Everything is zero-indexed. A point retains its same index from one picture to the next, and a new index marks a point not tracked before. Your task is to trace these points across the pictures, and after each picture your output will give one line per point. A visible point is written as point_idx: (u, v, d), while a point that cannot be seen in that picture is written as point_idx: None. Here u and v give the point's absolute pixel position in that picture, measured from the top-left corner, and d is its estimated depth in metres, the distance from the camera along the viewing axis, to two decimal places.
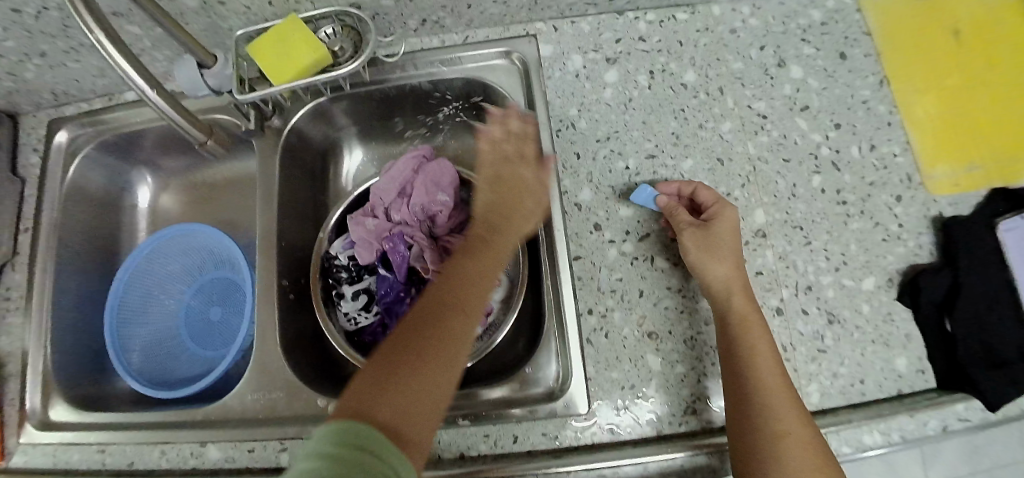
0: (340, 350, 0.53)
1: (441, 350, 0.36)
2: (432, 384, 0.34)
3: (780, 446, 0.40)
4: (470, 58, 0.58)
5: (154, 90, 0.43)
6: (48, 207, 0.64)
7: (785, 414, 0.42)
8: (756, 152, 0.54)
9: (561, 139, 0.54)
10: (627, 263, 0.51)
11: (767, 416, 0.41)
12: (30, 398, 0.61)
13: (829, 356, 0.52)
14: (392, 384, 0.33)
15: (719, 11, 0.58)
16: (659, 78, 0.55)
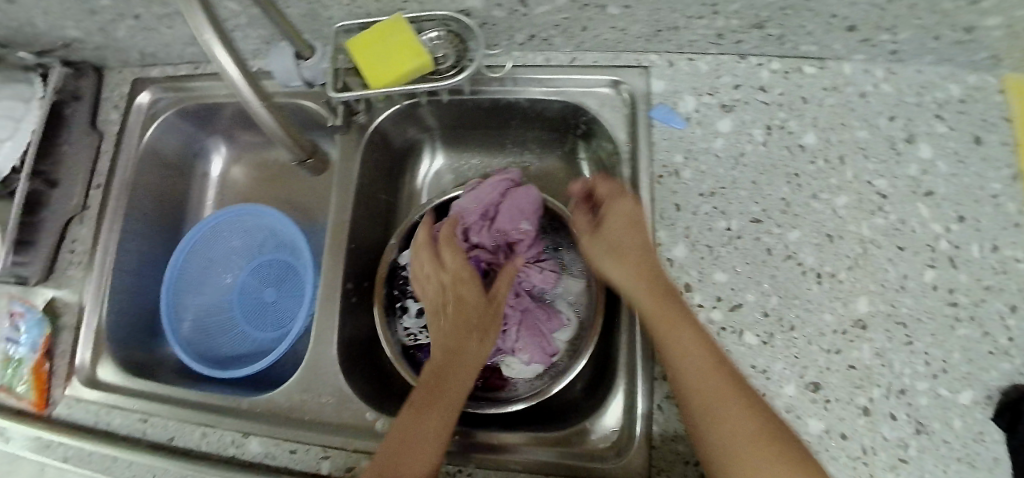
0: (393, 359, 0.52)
1: (444, 406, 0.43)
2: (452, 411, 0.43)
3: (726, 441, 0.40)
4: (576, 82, 0.54)
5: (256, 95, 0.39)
6: (123, 167, 0.64)
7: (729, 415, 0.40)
8: (870, 235, 0.50)
9: (662, 187, 0.50)
10: (714, 332, 0.48)
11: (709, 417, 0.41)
12: (81, 354, 0.62)
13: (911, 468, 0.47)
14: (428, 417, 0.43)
15: (850, 70, 0.53)
16: (776, 135, 0.51)
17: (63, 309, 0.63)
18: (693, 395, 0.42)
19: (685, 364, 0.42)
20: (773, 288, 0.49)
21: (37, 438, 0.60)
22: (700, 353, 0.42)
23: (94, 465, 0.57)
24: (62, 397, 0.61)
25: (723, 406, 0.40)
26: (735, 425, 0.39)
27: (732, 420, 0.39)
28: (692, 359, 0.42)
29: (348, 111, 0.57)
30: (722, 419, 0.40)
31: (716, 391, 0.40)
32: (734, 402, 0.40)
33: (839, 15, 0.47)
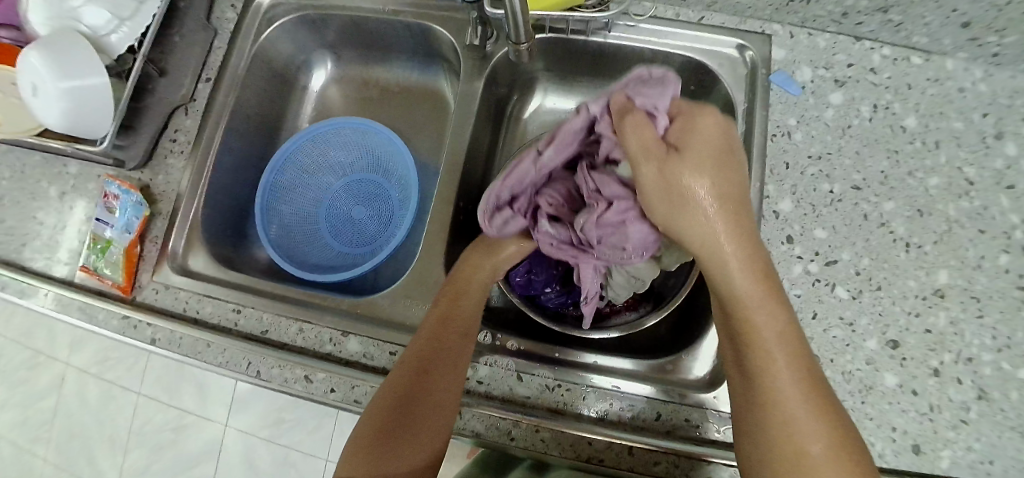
0: None
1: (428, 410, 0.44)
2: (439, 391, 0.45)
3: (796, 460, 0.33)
4: (706, 40, 0.60)
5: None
6: (236, 65, 0.67)
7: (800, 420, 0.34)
8: (956, 216, 0.54)
9: (774, 144, 0.56)
10: (809, 282, 0.53)
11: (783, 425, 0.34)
12: (175, 240, 0.63)
13: (970, 428, 0.49)
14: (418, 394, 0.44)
15: (952, 66, 0.58)
16: (881, 113, 0.57)
17: (159, 197, 0.65)
18: (761, 376, 0.35)
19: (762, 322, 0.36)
20: (865, 250, 0.53)
21: (125, 316, 0.60)
22: (782, 333, 0.36)
23: (183, 349, 0.57)
24: (148, 281, 0.62)
25: (788, 402, 0.34)
26: (804, 428, 0.34)
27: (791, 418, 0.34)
28: (772, 332, 0.36)
29: (484, 36, 0.62)
30: (793, 408, 0.34)
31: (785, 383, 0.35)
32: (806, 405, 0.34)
33: (958, 10, 0.51)
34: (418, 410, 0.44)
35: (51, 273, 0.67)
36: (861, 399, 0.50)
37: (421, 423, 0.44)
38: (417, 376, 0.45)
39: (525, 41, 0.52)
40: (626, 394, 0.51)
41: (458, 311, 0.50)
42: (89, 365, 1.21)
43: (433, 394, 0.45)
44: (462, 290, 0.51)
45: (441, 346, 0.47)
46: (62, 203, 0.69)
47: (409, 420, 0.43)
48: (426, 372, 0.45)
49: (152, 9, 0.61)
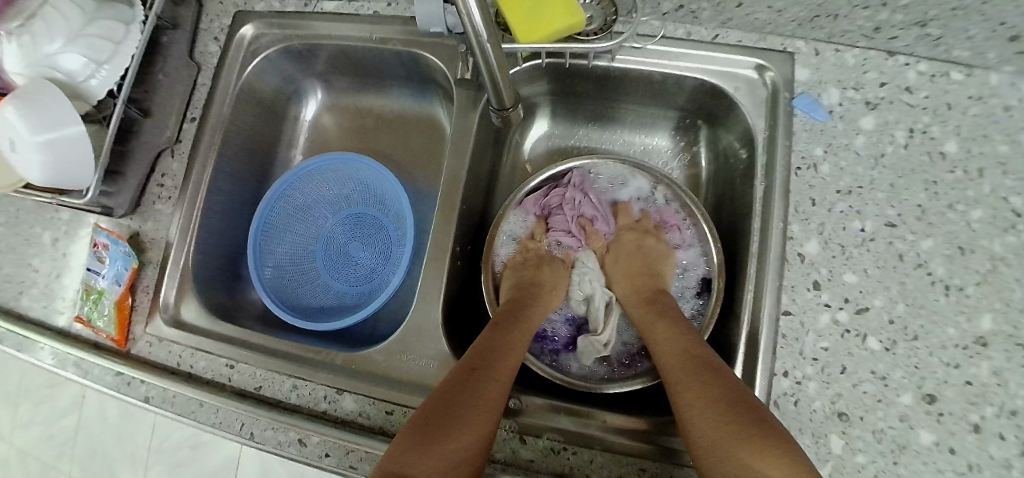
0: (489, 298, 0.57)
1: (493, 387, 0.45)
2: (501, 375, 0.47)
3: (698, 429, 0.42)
4: (722, 61, 0.55)
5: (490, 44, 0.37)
6: (221, 103, 0.63)
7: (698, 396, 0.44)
8: (1002, 252, 0.49)
9: (798, 178, 0.51)
10: (837, 333, 0.48)
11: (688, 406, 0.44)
12: (167, 290, 0.61)
13: None
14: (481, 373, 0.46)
15: (998, 81, 0.52)
16: (917, 139, 0.51)
17: (149, 244, 0.63)
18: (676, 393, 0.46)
19: (664, 352, 0.51)
20: (901, 295, 0.49)
21: (120, 373, 0.59)
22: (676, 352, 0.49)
23: (178, 408, 0.56)
24: (143, 334, 0.61)
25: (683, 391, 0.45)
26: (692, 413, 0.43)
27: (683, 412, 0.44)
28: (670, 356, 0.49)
29: (475, 67, 0.58)
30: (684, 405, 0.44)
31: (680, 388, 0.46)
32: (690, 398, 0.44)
33: (1008, 23, 0.45)
34: (471, 407, 0.43)
35: (49, 323, 0.66)
36: (895, 460, 0.46)
37: (469, 422, 0.42)
38: (472, 374, 0.46)
39: (509, 104, 0.48)
40: (636, 457, 0.48)
41: (514, 334, 0.52)
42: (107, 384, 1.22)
43: (488, 397, 0.44)
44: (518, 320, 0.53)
45: (498, 357, 0.48)
46: (57, 250, 0.68)
47: (458, 413, 0.42)
48: (481, 374, 0.46)
49: (132, 46, 0.58)
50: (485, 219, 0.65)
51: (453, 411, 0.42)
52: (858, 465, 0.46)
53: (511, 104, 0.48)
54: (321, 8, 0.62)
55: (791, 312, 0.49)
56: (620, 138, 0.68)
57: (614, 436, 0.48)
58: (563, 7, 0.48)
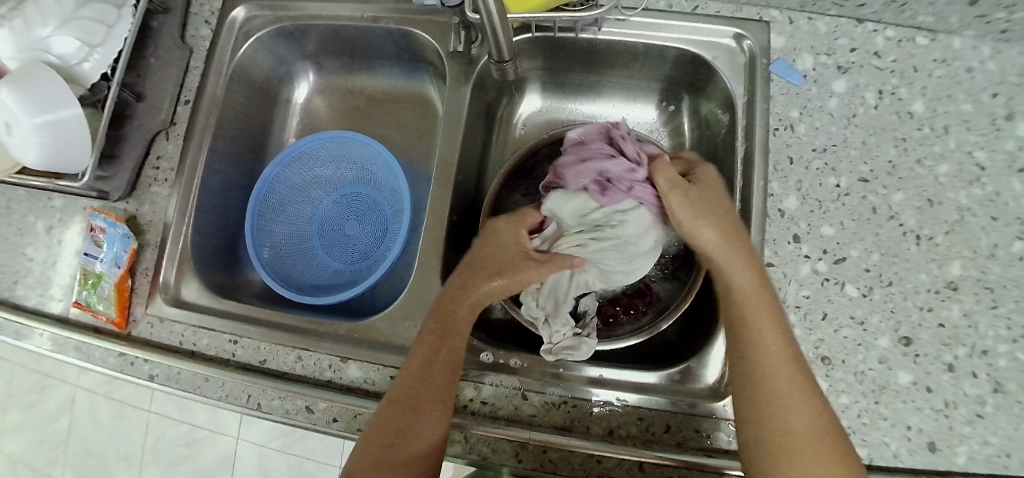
0: None
1: (430, 408, 0.45)
2: (442, 393, 0.46)
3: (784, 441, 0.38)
4: (702, 31, 0.57)
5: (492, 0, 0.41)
6: (214, 84, 0.64)
7: (789, 399, 0.39)
8: (967, 203, 0.52)
9: (776, 138, 0.54)
10: (818, 281, 0.51)
11: (777, 404, 0.39)
12: (166, 270, 0.62)
13: (985, 422, 0.48)
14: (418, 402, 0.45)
15: (959, 45, 0.55)
16: (887, 100, 0.54)
17: (147, 227, 0.64)
18: (761, 373, 0.41)
19: (767, 334, 0.42)
20: (876, 245, 0.51)
21: (121, 353, 0.60)
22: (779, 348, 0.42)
23: (183, 384, 0.57)
24: (143, 315, 0.62)
25: (776, 385, 0.40)
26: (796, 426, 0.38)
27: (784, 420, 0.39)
28: (772, 347, 0.42)
29: (467, 41, 0.59)
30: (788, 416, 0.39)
31: (785, 405, 0.39)
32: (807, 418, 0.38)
33: None
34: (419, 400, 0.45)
35: (45, 311, 0.66)
36: (875, 399, 0.49)
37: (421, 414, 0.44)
38: (419, 368, 0.46)
39: (507, 58, 0.50)
40: (633, 407, 0.50)
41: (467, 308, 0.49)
42: (98, 385, 1.20)
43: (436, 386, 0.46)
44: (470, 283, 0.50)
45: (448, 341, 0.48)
46: (51, 238, 0.68)
47: (410, 412, 0.44)
48: (428, 366, 0.46)
49: (125, 31, 0.58)
50: (477, 193, 0.66)
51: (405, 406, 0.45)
52: (841, 406, 0.49)
53: (509, 58, 0.50)
54: None
55: (774, 264, 0.51)
56: (610, 111, 0.68)
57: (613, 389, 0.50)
58: None
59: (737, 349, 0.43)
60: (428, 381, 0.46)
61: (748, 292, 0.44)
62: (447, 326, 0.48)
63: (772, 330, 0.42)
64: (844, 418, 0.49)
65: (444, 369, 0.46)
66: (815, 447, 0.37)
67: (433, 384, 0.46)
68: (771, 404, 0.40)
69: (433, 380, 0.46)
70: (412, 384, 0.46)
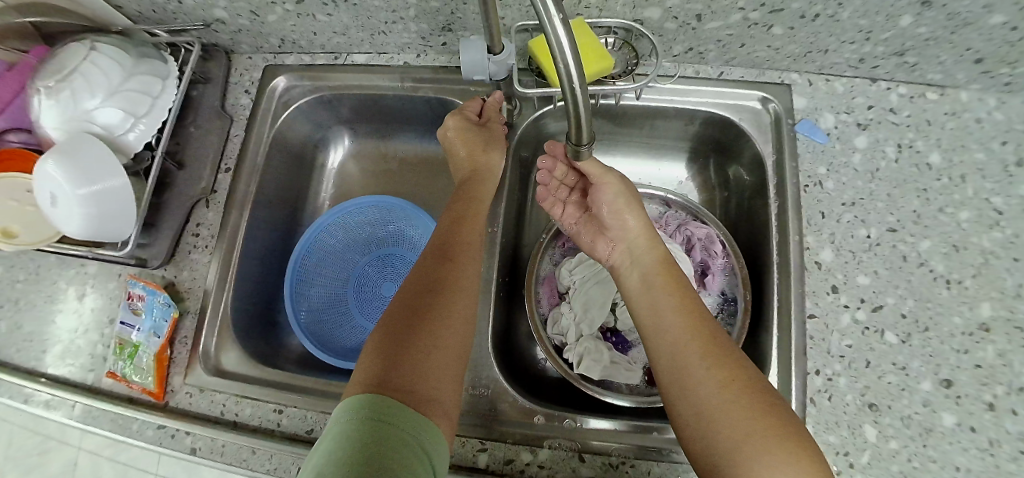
0: (531, 325, 0.58)
1: (444, 309, 0.45)
2: (461, 302, 0.46)
3: (722, 401, 0.39)
4: (730, 94, 0.61)
5: (574, 50, 0.31)
6: (255, 151, 0.66)
7: (719, 371, 0.41)
8: (991, 247, 0.54)
9: (808, 194, 0.57)
10: (858, 331, 0.52)
11: (708, 372, 0.41)
12: (205, 339, 0.61)
13: None
14: (431, 310, 0.44)
15: (966, 98, 0.59)
16: (906, 153, 0.57)
17: (186, 294, 0.64)
18: (691, 355, 0.43)
19: (678, 327, 0.45)
20: (909, 292, 0.53)
21: (161, 426, 0.59)
22: (687, 325, 0.45)
23: (228, 457, 0.56)
24: (181, 385, 0.60)
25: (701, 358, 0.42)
26: (721, 406, 0.39)
27: (705, 397, 0.40)
28: (680, 330, 0.45)
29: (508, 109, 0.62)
30: (704, 396, 0.40)
31: (723, 381, 0.40)
32: (736, 395, 0.39)
33: (972, 49, 0.52)
34: (435, 338, 0.43)
35: (74, 382, 0.64)
36: (925, 443, 0.48)
37: (446, 343, 0.43)
38: (422, 285, 0.46)
39: (586, 141, 0.39)
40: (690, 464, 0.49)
41: (464, 255, 0.49)
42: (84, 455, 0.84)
43: (451, 318, 0.45)
44: (472, 232, 0.52)
45: (450, 283, 0.47)
46: (83, 305, 0.67)
47: (429, 320, 0.44)
48: (428, 306, 0.45)
49: (169, 101, 0.61)
50: (518, 252, 0.67)
51: (416, 356, 0.41)
52: (891, 451, 0.48)
53: (588, 141, 0.39)
54: (353, 60, 0.67)
55: (816, 315, 0.53)
56: (639, 170, 0.71)
57: (671, 447, 0.50)
58: (594, 52, 0.52)
59: (665, 332, 0.46)
60: (435, 289, 0.46)
61: (671, 302, 0.47)
62: (453, 248, 0.50)
63: (666, 313, 0.47)
64: (895, 464, 0.48)
65: (456, 280, 0.47)
66: (753, 414, 0.38)
67: (439, 291, 0.46)
68: (701, 375, 0.41)
69: (444, 287, 0.46)
70: (422, 294, 0.46)
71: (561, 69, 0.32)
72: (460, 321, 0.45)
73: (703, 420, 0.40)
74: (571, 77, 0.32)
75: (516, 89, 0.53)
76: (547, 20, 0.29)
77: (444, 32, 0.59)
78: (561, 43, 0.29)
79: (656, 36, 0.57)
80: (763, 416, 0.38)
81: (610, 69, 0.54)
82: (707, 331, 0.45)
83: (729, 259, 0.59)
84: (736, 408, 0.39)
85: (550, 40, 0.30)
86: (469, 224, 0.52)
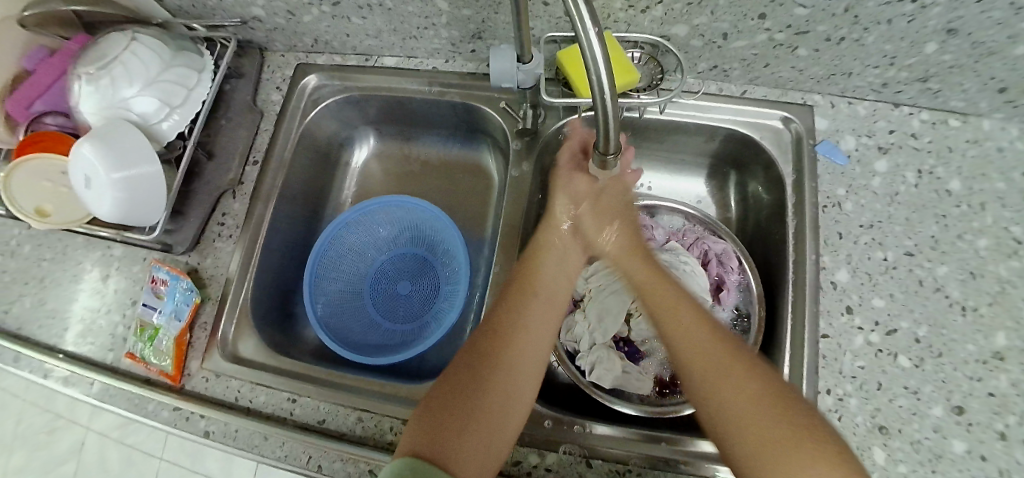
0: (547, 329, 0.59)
1: (505, 364, 0.45)
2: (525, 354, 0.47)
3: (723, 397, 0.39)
4: (752, 111, 0.62)
5: (606, 57, 0.32)
6: (283, 146, 0.68)
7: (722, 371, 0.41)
8: (1008, 276, 0.54)
9: (825, 214, 0.57)
10: (871, 353, 0.53)
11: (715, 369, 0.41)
12: (226, 326, 0.63)
13: None
14: (496, 361, 0.45)
15: (988, 127, 0.59)
16: (926, 179, 0.58)
17: (208, 281, 0.65)
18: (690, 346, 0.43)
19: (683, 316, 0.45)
20: (924, 317, 0.53)
21: (176, 408, 0.60)
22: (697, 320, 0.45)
23: (240, 442, 0.57)
24: (198, 369, 0.62)
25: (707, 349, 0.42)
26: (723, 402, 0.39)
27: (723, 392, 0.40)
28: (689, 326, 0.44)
29: (532, 116, 0.63)
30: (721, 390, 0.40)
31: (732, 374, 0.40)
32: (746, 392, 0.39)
33: (997, 78, 0.52)
34: (483, 404, 0.43)
35: (93, 360, 0.66)
36: (935, 468, 0.48)
37: (491, 410, 0.43)
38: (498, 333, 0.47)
39: (613, 150, 0.40)
40: (697, 476, 0.49)
41: (518, 318, 0.48)
42: (83, 443, 0.85)
43: (503, 375, 0.45)
44: (531, 291, 0.50)
45: (502, 352, 0.46)
46: (107, 286, 0.69)
47: (491, 375, 0.45)
48: (495, 359, 0.45)
49: (203, 94, 0.63)
50: None
51: (456, 427, 0.41)
52: (900, 475, 0.48)
53: (615, 150, 0.40)
54: (382, 63, 0.68)
55: (828, 335, 0.53)
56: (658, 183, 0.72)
57: (680, 458, 0.50)
58: (620, 66, 0.54)
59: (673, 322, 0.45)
60: (501, 339, 0.47)
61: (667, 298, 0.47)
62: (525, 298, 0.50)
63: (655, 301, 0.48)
64: None
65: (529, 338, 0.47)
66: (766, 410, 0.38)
67: (505, 342, 0.46)
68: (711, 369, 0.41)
69: (510, 337, 0.47)
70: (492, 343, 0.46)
71: (591, 77, 0.33)
72: (516, 376, 0.45)
73: (715, 420, 0.40)
74: (601, 85, 0.33)
75: (542, 98, 0.54)
76: (583, 28, 0.30)
77: (474, 39, 0.61)
78: (593, 51, 0.30)
79: (683, 53, 0.58)
80: (771, 402, 0.38)
81: (634, 84, 0.55)
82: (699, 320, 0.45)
83: (745, 276, 0.60)
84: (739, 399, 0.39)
85: (582, 47, 0.31)
86: (520, 288, 0.50)
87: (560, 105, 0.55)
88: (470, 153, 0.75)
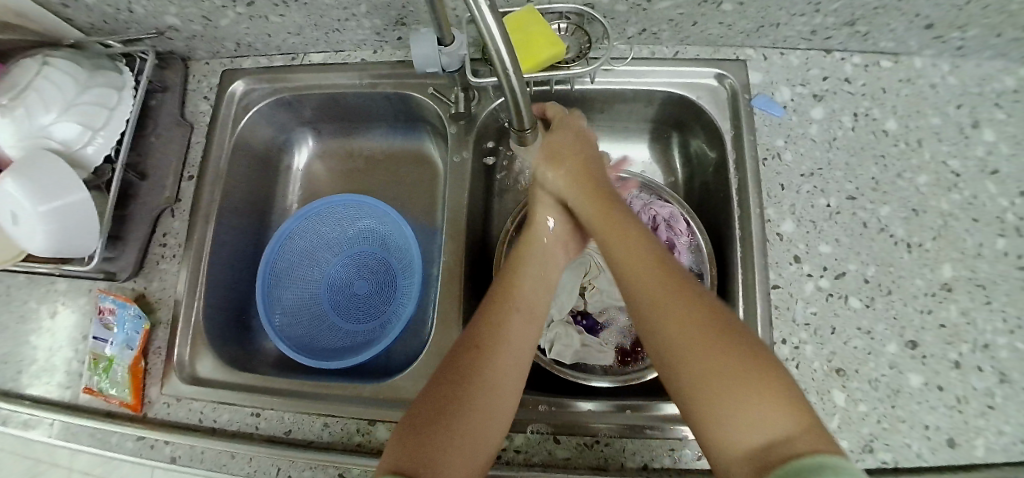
0: None
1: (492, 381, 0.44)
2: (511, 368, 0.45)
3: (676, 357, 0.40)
4: (688, 72, 0.61)
5: (501, 28, 0.31)
6: (218, 157, 0.66)
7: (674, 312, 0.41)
8: (949, 209, 0.55)
9: (767, 167, 0.58)
10: (823, 298, 0.53)
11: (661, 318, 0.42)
12: (181, 348, 0.61)
13: (998, 413, 0.48)
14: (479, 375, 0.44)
15: (920, 64, 0.60)
16: (862, 121, 0.58)
17: (157, 304, 0.63)
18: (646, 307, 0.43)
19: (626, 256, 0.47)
20: (872, 258, 0.54)
21: (139, 437, 0.58)
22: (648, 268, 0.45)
23: (207, 463, 0.56)
24: (158, 395, 0.60)
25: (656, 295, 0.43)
26: (692, 366, 0.39)
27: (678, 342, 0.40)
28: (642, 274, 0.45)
29: (466, 99, 0.62)
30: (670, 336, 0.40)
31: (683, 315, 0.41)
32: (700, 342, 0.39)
33: (922, 14, 0.52)
34: (468, 418, 0.42)
35: (49, 400, 0.63)
36: (894, 404, 0.49)
37: (474, 423, 0.41)
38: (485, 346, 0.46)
39: (529, 125, 0.40)
40: (664, 439, 0.50)
41: (506, 325, 0.48)
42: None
43: (492, 390, 0.44)
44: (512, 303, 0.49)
45: (484, 362, 0.45)
46: (56, 323, 0.67)
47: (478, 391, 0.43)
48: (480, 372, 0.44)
49: (126, 112, 0.61)
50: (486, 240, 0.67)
51: (439, 440, 0.40)
52: (860, 414, 0.49)
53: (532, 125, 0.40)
54: (310, 61, 0.67)
55: (779, 285, 0.54)
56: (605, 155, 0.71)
57: (646, 424, 0.50)
58: (542, 39, 0.52)
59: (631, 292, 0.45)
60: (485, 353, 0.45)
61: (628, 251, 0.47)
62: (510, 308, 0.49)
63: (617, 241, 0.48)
64: (865, 426, 0.48)
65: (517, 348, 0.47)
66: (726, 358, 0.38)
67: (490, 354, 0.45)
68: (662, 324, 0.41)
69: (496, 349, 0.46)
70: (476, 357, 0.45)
71: (491, 49, 0.32)
72: (502, 389, 0.44)
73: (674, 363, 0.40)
74: (500, 57, 0.32)
75: (469, 80, 0.54)
76: (476, 6, 0.29)
77: (397, 26, 0.59)
78: (487, 25, 0.29)
79: (608, 20, 0.57)
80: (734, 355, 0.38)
81: (561, 55, 0.54)
82: (656, 263, 0.46)
83: (695, 237, 0.60)
84: (718, 358, 0.38)
85: (477, 21, 0.30)
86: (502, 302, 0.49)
87: (487, 84, 0.56)
88: (414, 144, 0.74)
